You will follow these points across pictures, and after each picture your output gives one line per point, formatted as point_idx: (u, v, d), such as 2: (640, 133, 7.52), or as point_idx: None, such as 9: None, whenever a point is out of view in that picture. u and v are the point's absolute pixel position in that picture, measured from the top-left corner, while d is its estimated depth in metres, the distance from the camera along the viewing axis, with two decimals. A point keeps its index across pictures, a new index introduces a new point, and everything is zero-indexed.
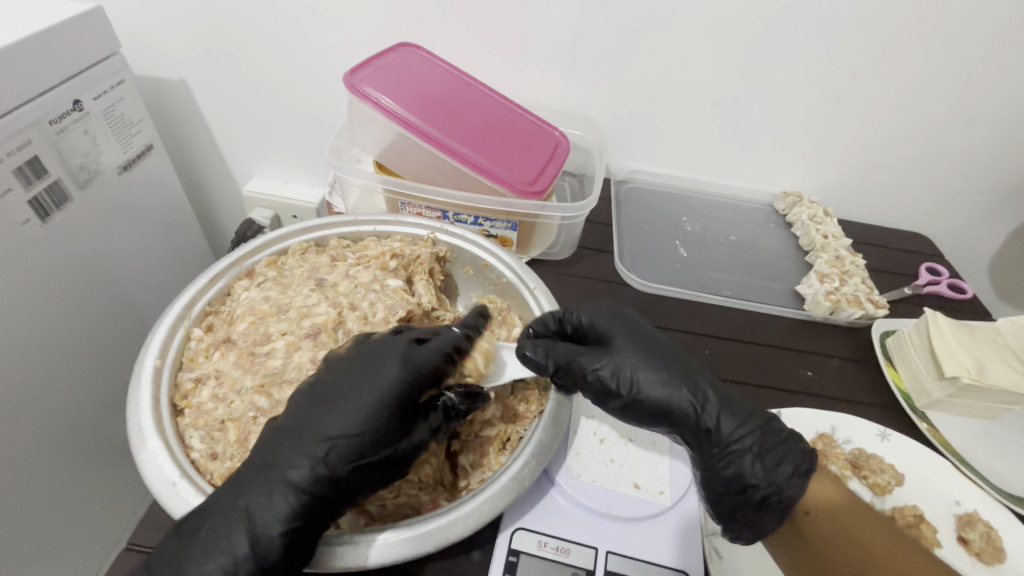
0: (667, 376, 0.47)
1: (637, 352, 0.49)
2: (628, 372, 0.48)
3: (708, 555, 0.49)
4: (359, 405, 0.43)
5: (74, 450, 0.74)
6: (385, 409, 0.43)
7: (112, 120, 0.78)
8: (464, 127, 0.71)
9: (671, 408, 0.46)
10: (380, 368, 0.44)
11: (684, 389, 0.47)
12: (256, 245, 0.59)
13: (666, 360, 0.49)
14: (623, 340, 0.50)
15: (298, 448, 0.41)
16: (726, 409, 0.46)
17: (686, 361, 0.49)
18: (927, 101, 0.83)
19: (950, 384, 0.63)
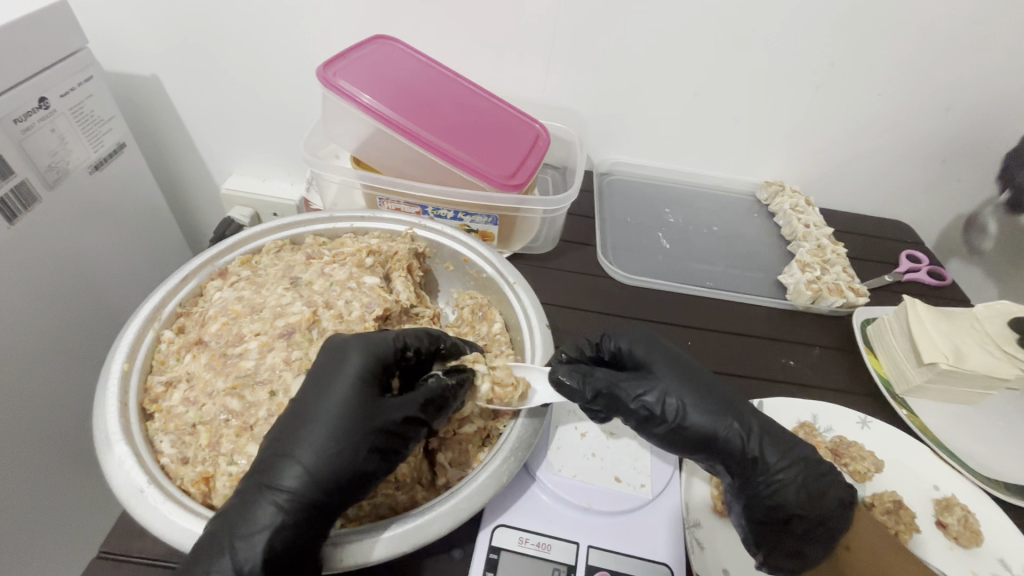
0: (709, 410, 0.51)
1: (680, 384, 0.52)
2: (671, 400, 0.51)
3: (691, 548, 0.48)
4: (337, 397, 0.42)
5: (48, 455, 0.73)
6: (360, 397, 0.43)
7: (81, 118, 0.76)
8: (442, 121, 0.70)
9: (712, 437, 0.50)
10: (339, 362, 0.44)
11: (725, 421, 0.50)
12: (229, 244, 0.58)
13: (706, 391, 0.52)
14: (665, 370, 0.53)
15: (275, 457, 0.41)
16: (765, 441, 0.50)
17: (721, 390, 0.53)
18: (905, 89, 0.83)
19: (929, 370, 0.64)
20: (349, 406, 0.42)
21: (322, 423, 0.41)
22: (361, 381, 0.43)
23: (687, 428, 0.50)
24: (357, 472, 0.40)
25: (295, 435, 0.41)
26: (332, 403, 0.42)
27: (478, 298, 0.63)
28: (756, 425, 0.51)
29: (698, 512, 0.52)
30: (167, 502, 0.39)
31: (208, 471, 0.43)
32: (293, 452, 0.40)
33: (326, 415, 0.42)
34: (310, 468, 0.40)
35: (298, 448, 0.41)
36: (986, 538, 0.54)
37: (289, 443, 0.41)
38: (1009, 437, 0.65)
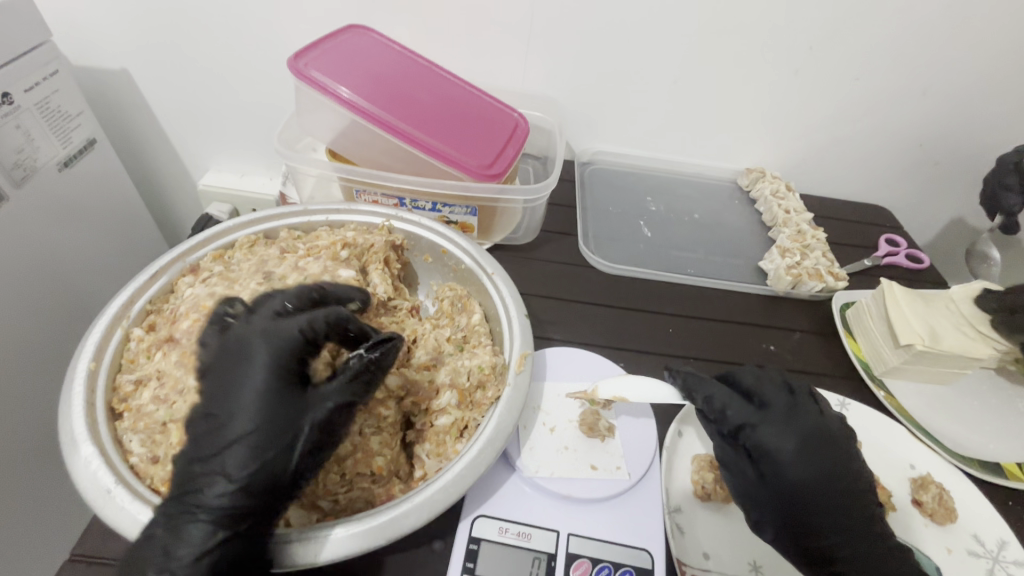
0: (826, 495, 0.46)
1: (812, 457, 0.47)
2: (790, 463, 0.46)
3: (669, 531, 0.49)
4: (252, 400, 0.39)
5: (19, 457, 0.71)
6: (274, 395, 0.40)
7: (48, 113, 0.74)
8: (418, 111, 0.69)
9: (808, 516, 0.46)
10: (247, 366, 0.40)
11: (833, 507, 0.46)
12: (200, 239, 0.57)
13: (837, 472, 0.47)
14: (804, 438, 0.47)
15: (197, 468, 0.39)
16: (861, 534, 0.47)
17: (856, 479, 0.48)
18: (883, 74, 0.83)
19: (906, 351, 0.64)
20: (265, 411, 0.39)
21: (237, 423, 0.39)
22: (272, 379, 0.40)
23: (785, 495, 0.46)
24: (279, 473, 0.39)
25: (214, 443, 0.39)
26: (246, 410, 0.39)
27: (457, 290, 0.62)
28: (862, 519, 0.47)
29: (679, 497, 0.53)
30: (135, 502, 0.38)
31: None
32: (216, 464, 0.38)
33: (242, 423, 0.39)
34: (234, 477, 0.38)
35: (218, 458, 0.39)
36: (960, 514, 0.55)
37: (211, 453, 0.39)
38: (985, 416, 0.66)
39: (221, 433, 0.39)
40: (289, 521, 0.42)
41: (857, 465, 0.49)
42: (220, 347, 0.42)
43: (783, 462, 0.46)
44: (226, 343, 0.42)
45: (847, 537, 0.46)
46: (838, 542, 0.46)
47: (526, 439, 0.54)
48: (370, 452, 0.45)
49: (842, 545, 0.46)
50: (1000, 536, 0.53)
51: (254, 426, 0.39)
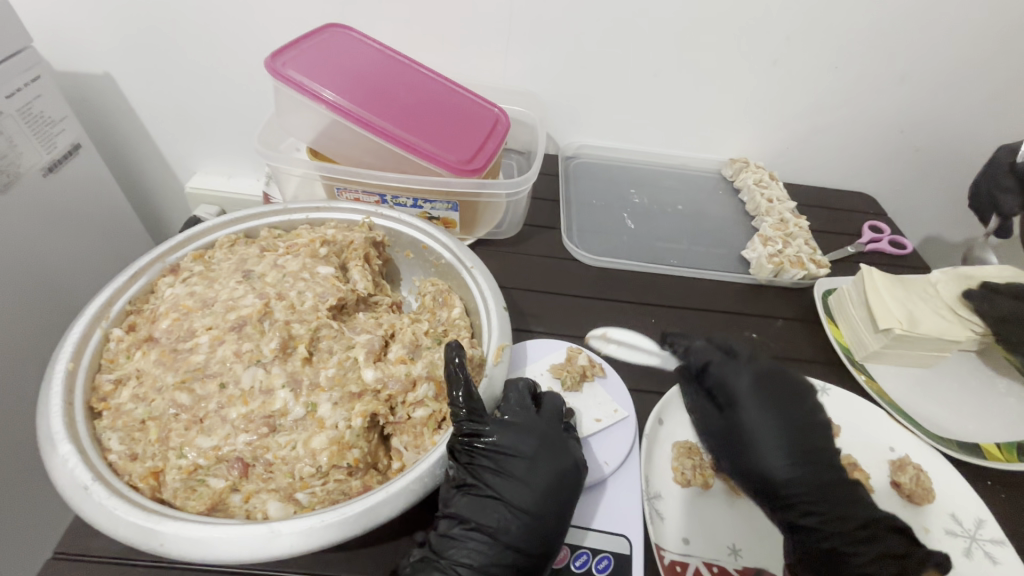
0: (783, 436, 0.49)
1: (770, 397, 0.51)
2: (747, 401, 0.50)
3: (648, 518, 0.50)
4: (542, 487, 0.44)
5: (5, 455, 0.71)
6: (561, 491, 0.45)
7: (30, 119, 0.74)
8: (396, 107, 0.69)
9: (762, 449, 0.48)
10: (557, 454, 0.46)
11: (791, 450, 0.48)
12: (179, 239, 0.57)
13: (793, 415, 0.50)
14: (766, 376, 0.52)
15: (510, 548, 0.42)
16: (818, 474, 0.48)
17: (817, 427, 0.50)
18: (861, 61, 0.84)
19: (885, 335, 0.65)
20: (565, 492, 0.45)
21: (525, 503, 0.44)
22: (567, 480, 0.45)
23: (744, 433, 0.49)
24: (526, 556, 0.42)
25: (523, 524, 0.43)
26: (554, 485, 0.45)
27: (437, 285, 0.62)
28: (821, 463, 0.48)
29: (659, 484, 0.54)
30: (112, 498, 0.39)
31: (158, 466, 0.43)
32: (529, 543, 0.43)
33: (549, 509, 0.44)
34: (528, 556, 0.42)
35: (525, 539, 0.43)
36: (937, 495, 0.56)
37: (520, 535, 0.43)
38: (965, 398, 0.66)
39: (533, 515, 0.43)
40: (267, 513, 0.42)
41: (817, 414, 0.51)
42: (510, 430, 0.47)
43: (740, 399, 0.51)
44: (514, 432, 0.47)
45: (807, 479, 0.47)
46: (794, 484, 0.47)
47: None
48: (345, 445, 0.44)
49: (802, 489, 0.47)
50: (976, 515, 0.54)
51: (561, 506, 0.44)
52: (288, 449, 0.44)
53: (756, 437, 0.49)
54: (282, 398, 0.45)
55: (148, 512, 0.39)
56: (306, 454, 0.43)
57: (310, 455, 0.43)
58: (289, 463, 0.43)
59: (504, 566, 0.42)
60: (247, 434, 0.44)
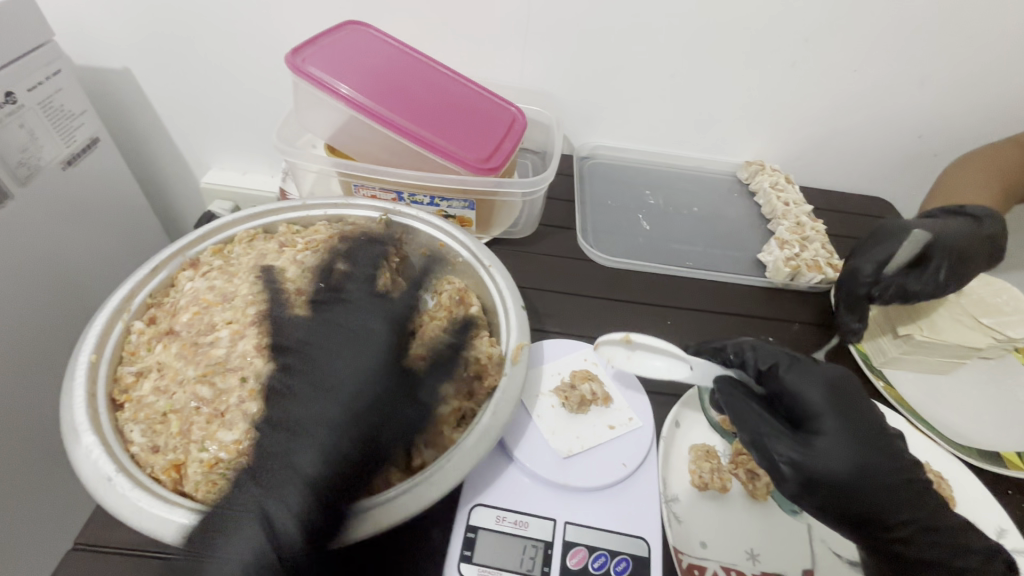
0: (866, 458, 0.47)
1: (846, 418, 0.49)
2: (825, 422, 0.48)
3: (665, 518, 0.50)
4: (305, 445, 0.42)
5: (20, 446, 0.72)
6: (318, 452, 0.42)
7: (50, 112, 0.75)
8: (414, 105, 0.69)
9: (841, 476, 0.46)
10: (326, 402, 0.44)
11: (875, 471, 0.47)
12: (199, 234, 0.58)
13: (865, 426, 0.49)
14: (837, 394, 0.50)
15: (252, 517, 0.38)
16: (893, 497, 0.47)
17: (885, 435, 0.49)
18: (880, 65, 0.83)
19: (904, 340, 0.65)
20: (323, 454, 0.42)
21: (272, 464, 0.41)
22: (330, 445, 0.42)
23: (831, 463, 0.47)
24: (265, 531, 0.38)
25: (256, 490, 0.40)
26: (303, 441, 0.42)
27: (455, 283, 0.62)
28: (900, 474, 0.48)
29: (676, 488, 0.53)
30: (135, 489, 0.39)
31: (179, 458, 0.43)
32: (291, 515, 0.39)
33: (337, 468, 0.41)
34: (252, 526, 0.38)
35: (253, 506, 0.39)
36: (957, 503, 0.55)
37: (259, 505, 0.39)
38: (984, 405, 0.66)
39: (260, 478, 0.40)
40: None
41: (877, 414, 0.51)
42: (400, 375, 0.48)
43: (817, 418, 0.49)
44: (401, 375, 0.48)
45: (887, 496, 0.47)
46: (875, 505, 0.47)
47: (528, 422, 0.54)
48: (368, 442, 0.44)
49: (886, 505, 0.47)
50: (998, 525, 0.53)
51: (315, 463, 0.41)
52: (270, 445, 0.42)
53: (835, 463, 0.47)
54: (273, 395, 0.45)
55: (172, 505, 0.39)
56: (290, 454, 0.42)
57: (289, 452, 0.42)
58: (266, 451, 0.42)
59: (269, 535, 0.38)
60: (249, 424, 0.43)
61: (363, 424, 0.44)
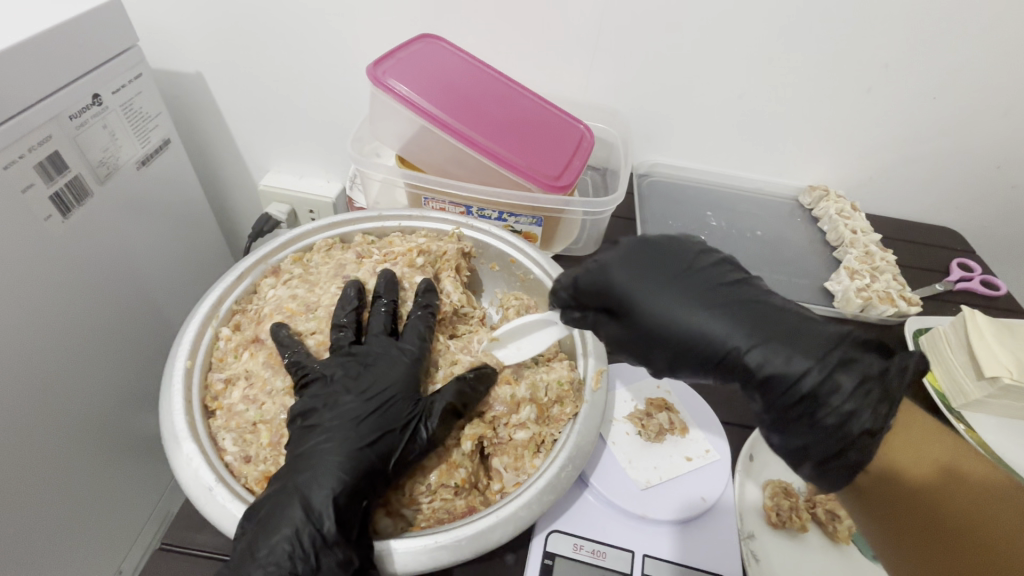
0: (705, 320, 0.44)
1: (659, 283, 0.46)
2: (638, 300, 0.46)
3: (747, 560, 0.47)
4: (324, 443, 0.42)
5: (75, 437, 0.74)
6: (338, 451, 0.42)
7: (131, 114, 0.77)
8: (487, 119, 0.69)
9: (715, 354, 0.44)
10: (345, 404, 0.44)
11: (719, 327, 0.44)
12: (280, 241, 0.58)
13: (690, 292, 0.46)
14: (639, 267, 0.47)
15: (278, 509, 0.39)
16: (780, 338, 0.42)
17: (716, 285, 0.46)
18: (961, 93, 0.80)
19: (990, 384, 0.61)
20: (342, 452, 0.42)
21: (299, 461, 0.42)
22: (353, 443, 0.42)
23: (655, 325, 0.45)
24: (293, 524, 0.38)
25: (283, 483, 0.40)
26: (323, 441, 0.42)
27: (523, 299, 0.62)
28: (755, 315, 0.44)
29: (751, 522, 0.50)
30: (235, 501, 0.40)
31: (270, 470, 0.44)
32: (307, 510, 0.39)
33: (355, 471, 0.41)
34: (279, 517, 0.39)
35: (281, 497, 0.40)
36: None
37: (285, 493, 0.40)
38: None
39: (288, 472, 0.41)
40: (377, 528, 0.44)
41: (695, 256, 0.48)
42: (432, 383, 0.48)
43: (626, 302, 0.46)
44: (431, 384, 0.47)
45: (766, 351, 0.42)
46: (769, 368, 0.42)
47: (604, 448, 0.54)
48: (453, 464, 0.46)
49: (745, 353, 0.43)
50: None
51: (331, 463, 0.41)
52: (316, 463, 0.41)
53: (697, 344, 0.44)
54: (330, 409, 0.44)
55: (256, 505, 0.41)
56: (330, 471, 0.41)
57: (331, 470, 0.41)
58: (314, 465, 0.41)
59: (292, 530, 0.38)
60: (313, 440, 0.43)
61: (377, 427, 0.43)
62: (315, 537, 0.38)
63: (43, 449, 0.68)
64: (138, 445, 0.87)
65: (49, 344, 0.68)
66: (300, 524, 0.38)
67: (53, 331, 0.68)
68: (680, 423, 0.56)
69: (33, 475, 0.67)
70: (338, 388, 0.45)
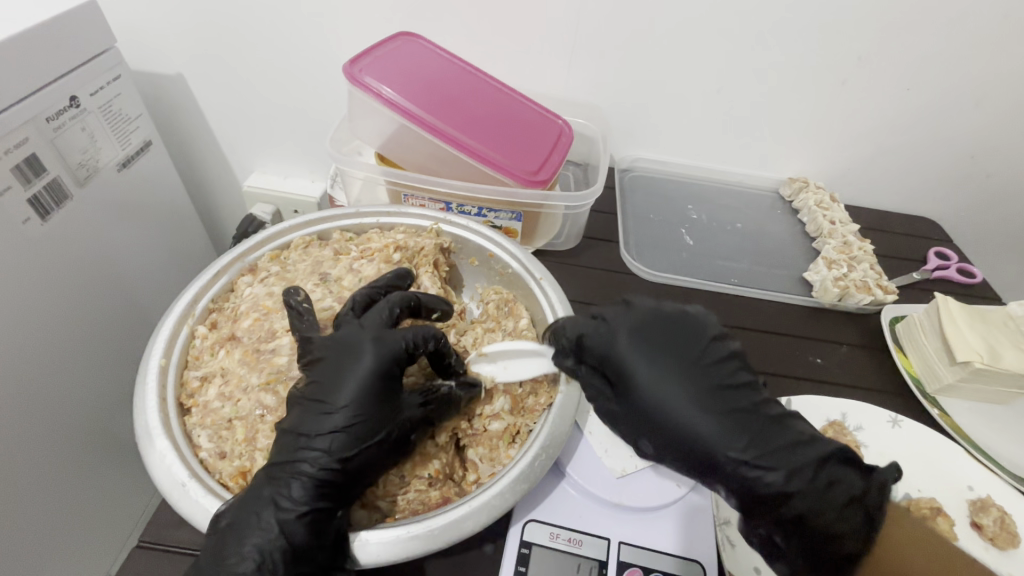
0: (717, 408, 0.43)
1: (659, 353, 0.45)
2: (634, 370, 0.45)
3: (721, 544, 0.48)
4: (303, 448, 0.42)
5: (58, 440, 0.73)
6: (315, 462, 0.41)
7: (110, 116, 0.77)
8: (466, 116, 0.70)
9: (694, 443, 0.43)
10: (330, 404, 0.43)
11: (705, 414, 0.43)
12: (258, 240, 0.59)
13: (682, 372, 0.45)
14: (644, 340, 0.46)
15: (252, 521, 0.40)
16: (762, 439, 0.43)
17: (708, 370, 0.45)
18: (934, 84, 0.82)
19: (963, 368, 0.62)
20: (317, 464, 0.41)
21: (276, 467, 0.42)
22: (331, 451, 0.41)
23: (646, 402, 0.44)
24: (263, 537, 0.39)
25: (259, 492, 0.41)
26: (302, 448, 0.42)
27: (504, 294, 0.62)
28: (738, 410, 0.44)
29: (728, 509, 0.50)
30: (207, 496, 0.41)
31: (245, 465, 0.44)
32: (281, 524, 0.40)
33: (328, 485, 0.41)
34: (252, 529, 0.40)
35: (257, 507, 0.40)
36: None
37: (261, 504, 0.40)
38: None
39: (267, 478, 0.41)
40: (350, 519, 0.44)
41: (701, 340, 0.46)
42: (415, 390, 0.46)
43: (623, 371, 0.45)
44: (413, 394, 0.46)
45: (749, 451, 0.42)
46: (750, 467, 0.42)
47: (581, 438, 0.54)
48: (426, 456, 0.47)
49: (727, 446, 0.42)
50: None
51: (306, 477, 0.41)
52: (291, 472, 0.41)
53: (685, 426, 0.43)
54: (310, 412, 0.43)
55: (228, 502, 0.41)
56: (303, 484, 0.41)
57: (304, 484, 0.41)
58: (288, 475, 0.41)
59: (264, 544, 0.39)
60: (291, 447, 0.42)
61: (357, 436, 0.42)
62: (284, 552, 0.39)
63: (27, 452, 0.68)
64: (124, 448, 0.87)
65: (31, 347, 0.67)
66: (270, 536, 0.39)
67: (35, 334, 0.68)
68: None
69: (16, 478, 0.66)
70: (322, 386, 0.44)
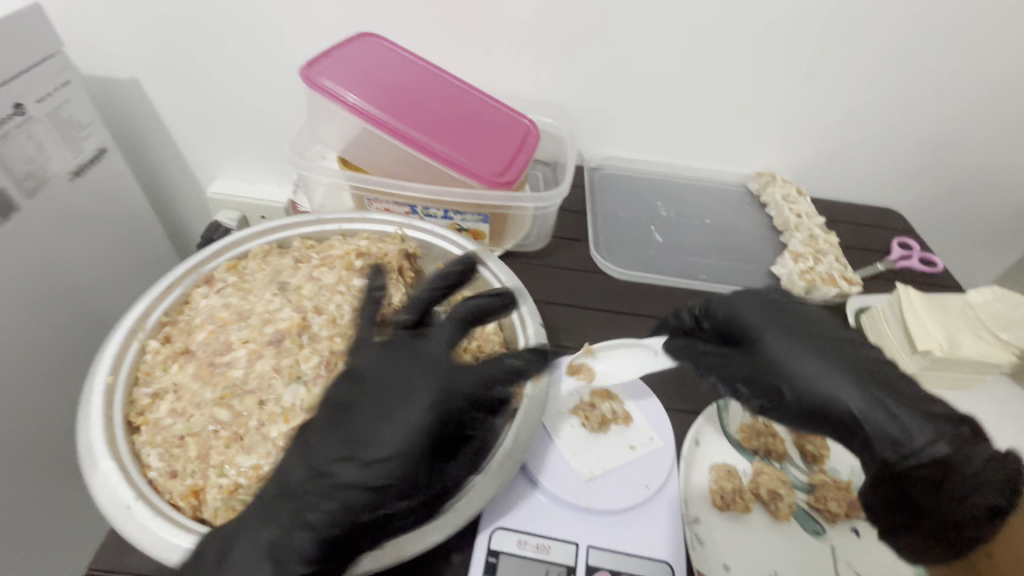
0: (855, 375, 0.44)
1: (793, 322, 0.47)
2: (767, 339, 0.46)
3: (690, 544, 0.48)
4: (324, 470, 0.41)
5: (10, 461, 0.70)
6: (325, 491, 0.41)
7: (59, 123, 0.74)
8: (430, 118, 0.69)
9: (835, 406, 0.43)
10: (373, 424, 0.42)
11: (846, 378, 0.43)
12: (213, 251, 0.57)
13: (816, 342, 0.46)
14: (775, 312, 0.48)
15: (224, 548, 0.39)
16: (902, 406, 0.43)
17: (841, 337, 0.47)
18: (893, 77, 0.83)
19: (924, 358, 0.63)
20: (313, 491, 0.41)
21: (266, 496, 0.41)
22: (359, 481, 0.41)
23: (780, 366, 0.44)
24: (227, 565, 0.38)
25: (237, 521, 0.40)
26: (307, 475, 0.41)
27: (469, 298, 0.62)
28: (873, 379, 0.44)
29: (697, 507, 0.51)
30: (155, 518, 0.40)
31: (198, 484, 0.43)
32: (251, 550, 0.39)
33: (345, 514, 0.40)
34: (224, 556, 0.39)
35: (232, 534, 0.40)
36: None
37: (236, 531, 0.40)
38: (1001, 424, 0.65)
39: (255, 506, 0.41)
40: None
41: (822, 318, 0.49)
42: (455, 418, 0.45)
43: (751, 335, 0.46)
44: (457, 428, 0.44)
45: (892, 414, 0.42)
46: (893, 430, 0.42)
47: (549, 442, 0.54)
48: None
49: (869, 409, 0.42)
50: None
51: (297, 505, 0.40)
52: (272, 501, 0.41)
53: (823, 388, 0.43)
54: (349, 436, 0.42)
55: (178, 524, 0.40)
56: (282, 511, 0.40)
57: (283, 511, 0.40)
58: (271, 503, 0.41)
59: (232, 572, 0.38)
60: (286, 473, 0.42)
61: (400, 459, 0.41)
62: None
63: None
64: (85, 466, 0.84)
65: None
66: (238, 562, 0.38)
67: None
68: (622, 412, 0.57)
69: None
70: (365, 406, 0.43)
